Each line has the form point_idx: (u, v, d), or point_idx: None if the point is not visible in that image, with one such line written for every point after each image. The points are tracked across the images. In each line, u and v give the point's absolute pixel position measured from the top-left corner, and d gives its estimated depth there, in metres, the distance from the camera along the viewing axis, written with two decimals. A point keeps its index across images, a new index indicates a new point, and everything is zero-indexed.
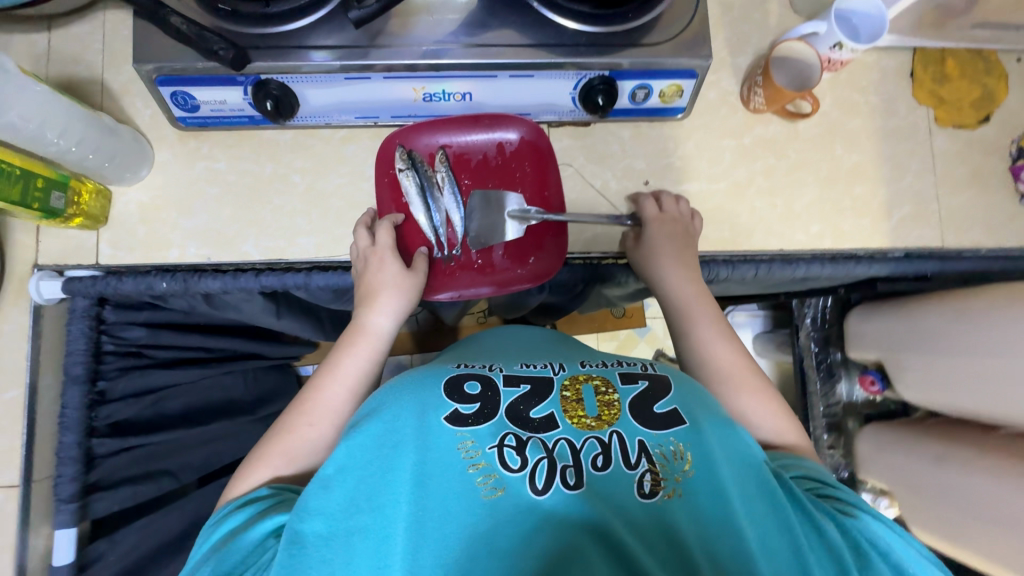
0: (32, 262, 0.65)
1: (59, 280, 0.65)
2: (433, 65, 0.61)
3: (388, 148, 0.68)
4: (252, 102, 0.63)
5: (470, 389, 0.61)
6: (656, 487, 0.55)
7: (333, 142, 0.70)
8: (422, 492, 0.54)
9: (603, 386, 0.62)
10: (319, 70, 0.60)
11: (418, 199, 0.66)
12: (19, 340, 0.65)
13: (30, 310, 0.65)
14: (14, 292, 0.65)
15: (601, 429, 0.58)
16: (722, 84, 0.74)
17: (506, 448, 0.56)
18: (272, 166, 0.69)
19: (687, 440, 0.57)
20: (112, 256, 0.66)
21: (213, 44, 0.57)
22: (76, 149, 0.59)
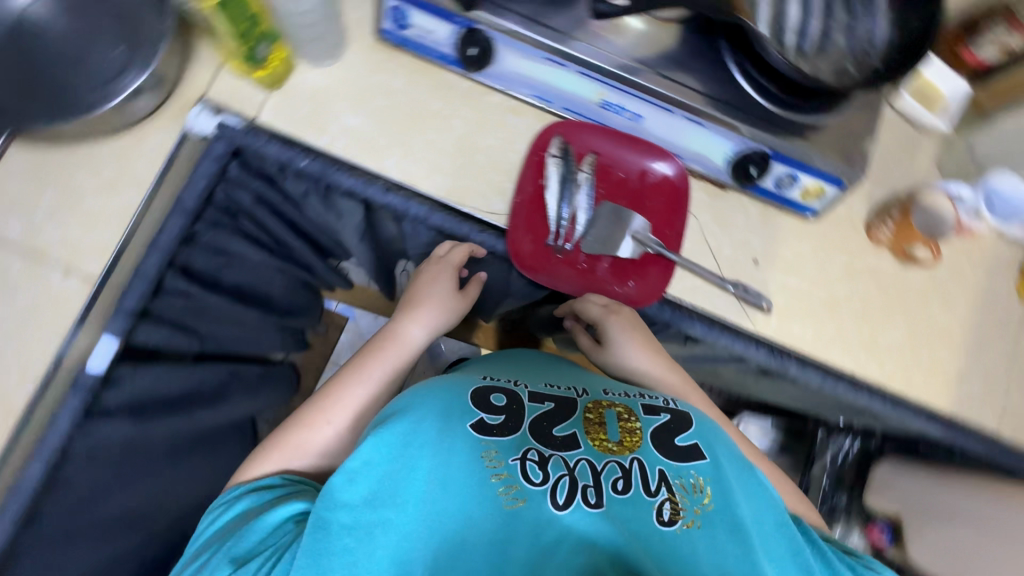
0: (201, 93, 0.70)
1: (216, 120, 0.69)
2: (624, 77, 0.64)
3: (547, 134, 0.73)
4: (455, 42, 0.68)
5: (495, 401, 0.68)
6: (675, 516, 0.61)
7: (501, 107, 0.74)
8: (449, 492, 0.59)
9: (626, 413, 0.69)
10: (525, 41, 0.64)
11: (557, 187, 0.73)
12: (155, 155, 0.70)
13: (178, 133, 0.70)
14: (170, 112, 0.70)
15: (622, 454, 0.64)
16: (852, 207, 0.78)
17: (529, 461, 0.62)
18: (442, 104, 0.73)
19: (706, 474, 0.64)
20: (268, 118, 0.70)
21: None
22: (299, 19, 0.64)
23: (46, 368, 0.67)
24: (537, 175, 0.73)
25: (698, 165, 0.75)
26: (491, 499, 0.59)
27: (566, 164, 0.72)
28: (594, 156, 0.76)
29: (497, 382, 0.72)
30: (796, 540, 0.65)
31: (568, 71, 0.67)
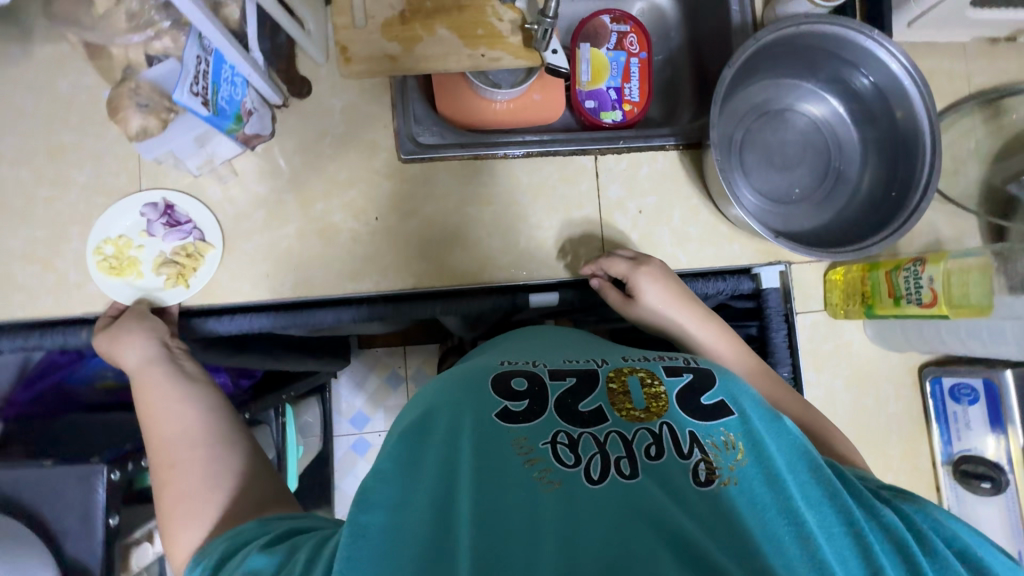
0: (637, 167, 0.77)
1: (571, 222, 0.76)
2: (953, 393, 0.75)
3: (917, 480, 0.77)
4: (945, 386, 0.75)
5: (516, 385, 0.51)
6: (712, 476, 0.43)
7: (851, 337, 0.78)
8: (483, 487, 0.42)
9: (646, 376, 0.51)
10: (964, 385, 0.74)
11: None
12: (582, 173, 0.76)
13: (583, 195, 0.76)
14: (623, 178, 0.77)
15: (650, 422, 0.47)
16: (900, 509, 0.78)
17: (559, 443, 0.45)
18: (812, 317, 0.78)
19: (738, 429, 0.46)
20: (639, 226, 0.76)
21: (791, 188, 0.76)
22: (795, 187, 0.76)
23: (396, 211, 0.73)
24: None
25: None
26: (527, 488, 0.42)
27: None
28: None
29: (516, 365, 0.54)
30: (828, 472, 0.46)
31: (938, 405, 0.77)
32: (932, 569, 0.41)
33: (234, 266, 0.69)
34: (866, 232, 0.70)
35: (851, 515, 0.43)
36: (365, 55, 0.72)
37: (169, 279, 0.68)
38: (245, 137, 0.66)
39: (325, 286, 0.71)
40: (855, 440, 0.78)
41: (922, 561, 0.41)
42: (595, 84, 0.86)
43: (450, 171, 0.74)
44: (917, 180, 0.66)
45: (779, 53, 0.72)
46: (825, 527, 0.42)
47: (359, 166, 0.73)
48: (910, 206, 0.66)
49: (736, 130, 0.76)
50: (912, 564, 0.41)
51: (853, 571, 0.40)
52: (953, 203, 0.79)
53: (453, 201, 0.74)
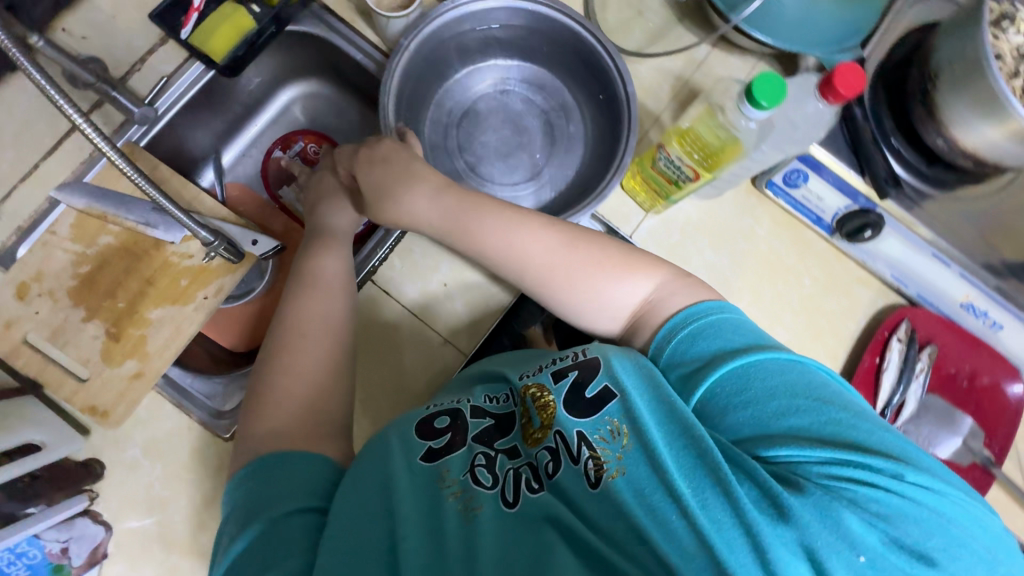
0: (410, 253, 0.74)
1: (403, 344, 0.73)
2: (787, 181, 0.74)
3: (824, 261, 0.79)
4: (774, 182, 0.75)
5: (439, 424, 0.58)
6: (600, 472, 0.50)
7: (684, 212, 0.78)
8: (412, 537, 0.48)
9: (535, 391, 0.57)
10: (785, 171, 0.73)
11: (896, 369, 0.76)
12: (375, 298, 0.73)
13: (393, 314, 0.73)
14: (409, 270, 0.74)
15: (545, 437, 0.54)
16: (837, 291, 0.79)
17: (478, 467, 0.53)
18: (643, 227, 0.77)
19: (619, 414, 0.52)
20: (455, 294, 0.74)
21: (535, 157, 0.75)
22: (537, 152, 0.75)
23: None
24: (877, 354, 0.76)
25: (917, 292, 0.77)
26: (444, 517, 0.50)
27: (913, 348, 0.76)
28: (910, 324, 0.77)
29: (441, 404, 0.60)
30: (692, 424, 0.50)
31: (786, 198, 0.76)
32: (794, 497, 0.45)
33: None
34: (614, 142, 0.68)
35: (716, 468, 0.47)
36: (114, 397, 0.67)
37: None
38: (82, 565, 0.64)
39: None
40: (759, 279, 0.79)
41: (780, 490, 0.45)
42: None
43: None
44: (609, 70, 0.66)
45: (420, 78, 0.70)
46: (699, 497, 0.47)
47: (204, 478, 0.68)
48: (622, 97, 0.66)
49: (458, 148, 0.75)
50: (785, 509, 0.44)
51: (730, 533, 0.44)
52: (659, 41, 0.79)
53: None
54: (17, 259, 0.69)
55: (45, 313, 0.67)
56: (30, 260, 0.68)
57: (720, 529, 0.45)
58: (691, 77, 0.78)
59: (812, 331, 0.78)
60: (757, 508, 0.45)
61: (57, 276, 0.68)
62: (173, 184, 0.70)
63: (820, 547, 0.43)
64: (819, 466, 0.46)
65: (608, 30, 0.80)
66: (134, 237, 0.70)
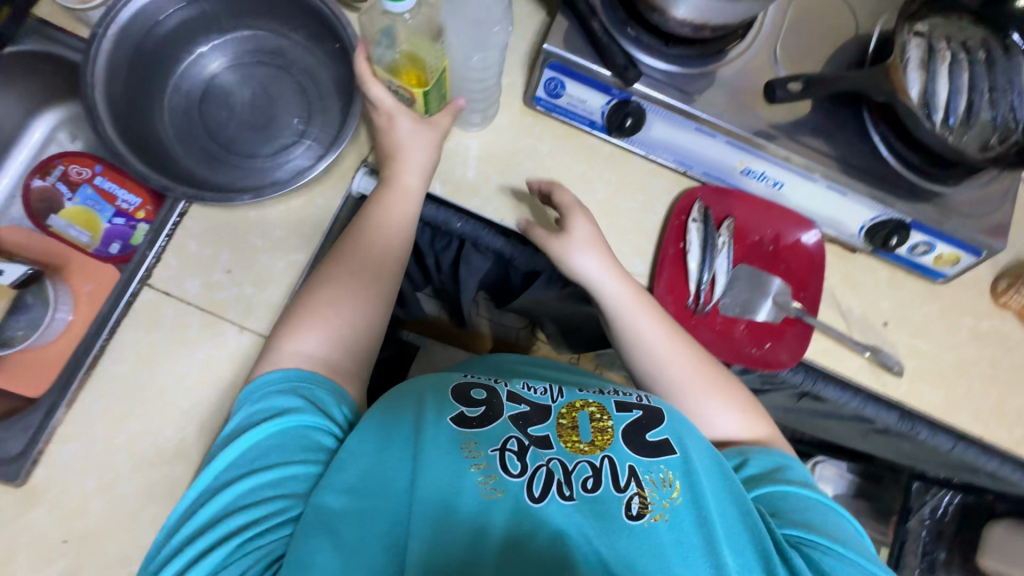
0: (183, 247, 0.71)
1: (194, 341, 0.70)
2: (551, 92, 0.76)
3: (609, 163, 0.81)
4: (542, 97, 0.77)
5: (476, 395, 0.65)
6: (644, 509, 0.58)
7: (460, 147, 0.79)
8: (426, 486, 0.57)
9: (596, 412, 0.65)
10: (545, 81, 0.75)
11: (697, 250, 0.77)
12: (155, 302, 0.70)
13: (179, 313, 0.70)
14: (185, 266, 0.71)
15: (592, 454, 0.61)
16: (630, 189, 0.81)
17: (508, 452, 0.60)
18: None
19: (677, 469, 0.60)
20: (238, 278, 0.71)
21: (291, 119, 0.73)
22: (291, 114, 0.73)
23: (72, 513, 0.65)
24: (679, 240, 0.78)
25: (702, 170, 0.80)
26: (471, 490, 0.56)
27: (709, 225, 0.77)
28: (703, 202, 0.79)
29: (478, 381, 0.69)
30: (732, 482, 0.62)
31: (557, 110, 0.78)
32: None
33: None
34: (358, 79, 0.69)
35: (748, 515, 0.60)
36: None
37: None
38: None
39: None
40: (551, 195, 0.79)
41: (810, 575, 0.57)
42: (100, 232, 0.81)
43: (70, 439, 0.66)
44: (331, 16, 0.68)
45: (135, 66, 0.68)
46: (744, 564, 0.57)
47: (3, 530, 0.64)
48: (350, 38, 0.68)
49: (206, 138, 0.72)
50: None
51: (739, 557, 0.57)
52: None
53: (100, 450, 0.66)
54: None
55: None
56: None
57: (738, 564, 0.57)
58: None
59: (614, 232, 0.79)
60: (778, 560, 0.57)
61: None
62: None
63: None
64: (835, 561, 0.59)
65: None
66: None
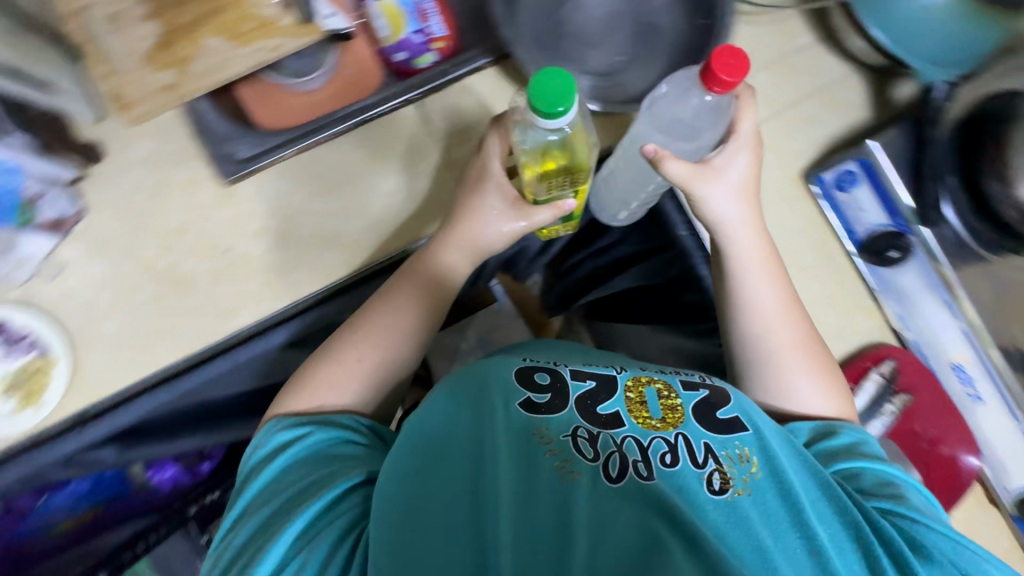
0: (465, 93, 0.75)
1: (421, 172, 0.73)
2: (836, 184, 0.77)
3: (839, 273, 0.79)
4: (818, 182, 0.78)
5: (539, 378, 0.56)
6: (726, 484, 0.50)
7: None
8: (517, 483, 0.49)
9: (664, 390, 0.57)
10: (837, 172, 0.76)
11: (861, 402, 0.76)
12: (414, 119, 0.74)
13: (425, 141, 0.73)
14: (456, 108, 0.74)
15: (666, 430, 0.53)
16: (841, 308, 0.78)
17: (580, 438, 0.52)
18: None
19: (753, 444, 0.54)
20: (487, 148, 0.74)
21: (619, 58, 0.74)
22: (621, 52, 0.74)
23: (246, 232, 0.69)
24: (854, 380, 0.76)
25: (915, 338, 0.77)
26: (546, 474, 0.49)
27: (886, 388, 0.76)
28: (895, 365, 0.76)
29: (536, 360, 0.59)
30: (812, 462, 0.56)
31: (827, 200, 0.78)
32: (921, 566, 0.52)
33: (105, 357, 0.66)
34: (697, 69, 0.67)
35: (844, 508, 0.53)
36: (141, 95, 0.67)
37: (18, 403, 0.63)
38: (47, 225, 0.64)
39: (205, 337, 0.68)
40: None
41: (916, 559, 0.52)
42: (397, 35, 0.82)
43: (283, 176, 0.70)
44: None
45: None
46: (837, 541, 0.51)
47: (189, 206, 0.69)
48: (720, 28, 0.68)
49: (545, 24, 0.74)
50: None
51: (846, 561, 0.51)
52: (769, 10, 0.81)
53: (297, 203, 0.70)
54: None
55: None
56: None
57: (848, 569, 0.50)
58: (787, 57, 0.81)
59: None
60: (882, 554, 0.51)
61: None
62: None
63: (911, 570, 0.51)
64: (924, 530, 0.55)
65: None
66: None
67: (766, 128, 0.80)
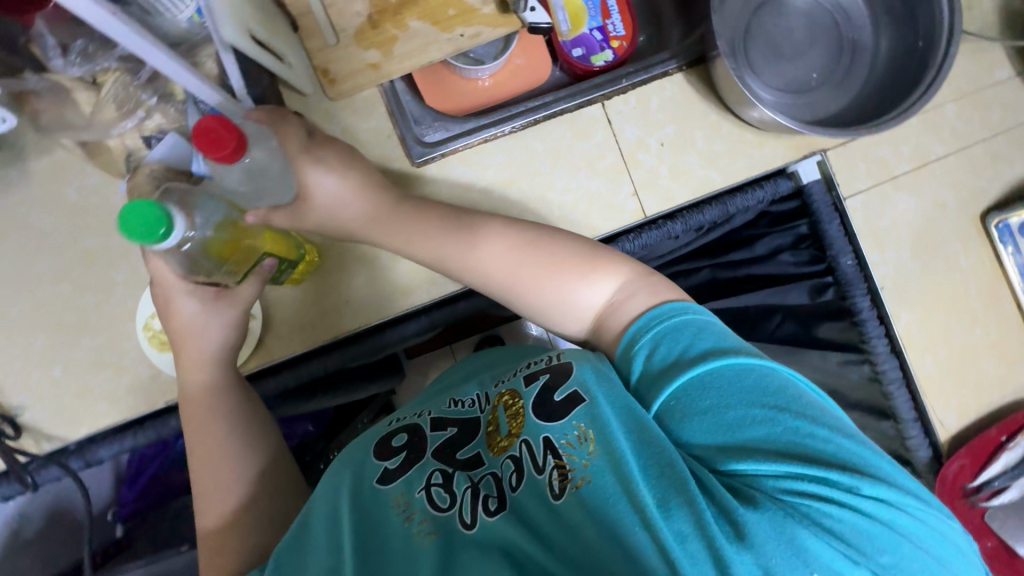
0: (649, 99, 0.74)
1: (598, 175, 0.74)
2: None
3: (1003, 321, 0.77)
4: (1000, 227, 0.75)
5: (397, 441, 0.59)
6: (564, 483, 0.50)
7: (899, 204, 0.76)
8: (365, 556, 0.49)
9: (508, 400, 0.57)
10: None
11: (1014, 455, 0.75)
12: (596, 120, 0.74)
13: (605, 144, 0.74)
14: (639, 113, 0.74)
15: (511, 446, 0.54)
16: (999, 356, 0.77)
17: (434, 487, 0.54)
18: (859, 197, 0.76)
19: (587, 419, 0.51)
20: (664, 157, 0.74)
21: (812, 77, 0.73)
22: (815, 71, 0.73)
23: None
24: (1009, 432, 0.75)
25: None
26: (405, 550, 0.50)
27: None
28: None
29: (402, 421, 0.63)
30: (642, 410, 0.51)
31: (1008, 246, 0.76)
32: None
33: (292, 317, 0.70)
34: (908, 98, 0.64)
35: (683, 483, 0.46)
36: (346, 71, 0.70)
37: None
38: None
39: (379, 312, 0.72)
40: (933, 304, 0.77)
41: (733, 502, 0.44)
42: (576, 31, 0.82)
43: (468, 163, 0.72)
44: (940, 25, 0.64)
45: None
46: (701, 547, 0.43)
47: None
48: (937, 54, 0.64)
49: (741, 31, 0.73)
50: None
51: (680, 523, 0.44)
52: (973, 39, 0.77)
53: (476, 192, 0.72)
54: None
55: None
56: None
57: (693, 556, 0.43)
58: (983, 90, 0.77)
59: (956, 377, 0.76)
60: (717, 519, 0.43)
61: None
62: None
63: (780, 569, 0.41)
64: (790, 489, 0.44)
65: None
66: None
67: (949, 163, 0.77)
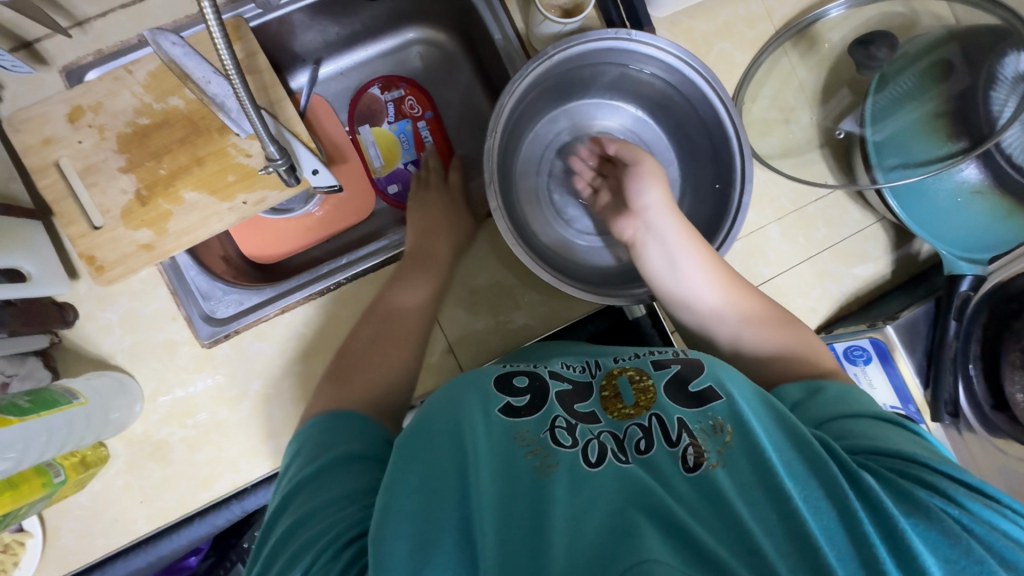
0: (459, 248, 0.71)
1: None
2: (849, 359, 0.69)
3: None
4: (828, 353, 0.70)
5: (517, 382, 0.52)
6: (700, 457, 0.44)
7: None
8: (497, 472, 0.43)
9: (634, 373, 0.52)
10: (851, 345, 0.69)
11: None
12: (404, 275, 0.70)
13: None
14: (447, 264, 0.71)
15: (638, 416, 0.49)
16: None
17: (557, 429, 0.48)
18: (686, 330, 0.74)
19: (725, 413, 0.46)
20: (475, 310, 0.71)
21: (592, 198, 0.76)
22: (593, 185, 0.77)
23: (229, 394, 0.67)
24: None
25: None
26: (527, 475, 0.44)
27: None
28: None
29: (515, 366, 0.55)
30: (789, 418, 0.46)
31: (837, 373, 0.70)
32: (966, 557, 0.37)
33: None
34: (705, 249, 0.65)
35: (821, 467, 0.42)
36: (116, 256, 0.63)
37: None
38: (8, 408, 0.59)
39: (181, 507, 0.66)
40: None
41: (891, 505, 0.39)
42: (390, 165, 0.84)
43: (263, 337, 0.68)
44: (733, 171, 0.63)
45: (543, 92, 0.68)
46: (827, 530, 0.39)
47: (162, 370, 0.66)
48: (734, 200, 0.63)
49: (542, 170, 0.76)
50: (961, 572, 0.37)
51: (822, 513, 0.39)
52: (792, 155, 0.75)
53: (276, 367, 0.68)
54: (85, 81, 0.66)
55: (87, 146, 0.64)
56: (96, 87, 0.65)
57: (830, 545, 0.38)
58: (805, 207, 0.75)
59: None
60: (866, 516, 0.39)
61: (115, 115, 0.65)
62: (263, 79, 0.65)
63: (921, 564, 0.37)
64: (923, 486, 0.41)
65: (748, 123, 0.75)
66: (202, 111, 0.66)
67: (776, 285, 0.74)
